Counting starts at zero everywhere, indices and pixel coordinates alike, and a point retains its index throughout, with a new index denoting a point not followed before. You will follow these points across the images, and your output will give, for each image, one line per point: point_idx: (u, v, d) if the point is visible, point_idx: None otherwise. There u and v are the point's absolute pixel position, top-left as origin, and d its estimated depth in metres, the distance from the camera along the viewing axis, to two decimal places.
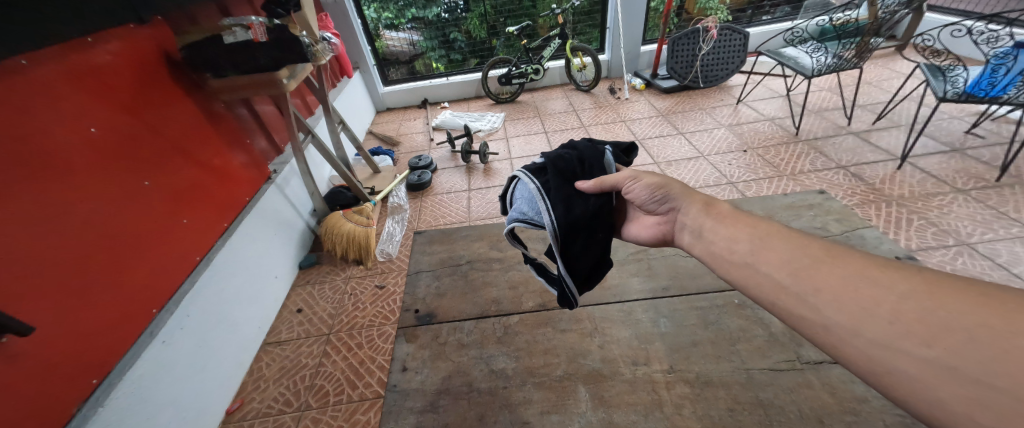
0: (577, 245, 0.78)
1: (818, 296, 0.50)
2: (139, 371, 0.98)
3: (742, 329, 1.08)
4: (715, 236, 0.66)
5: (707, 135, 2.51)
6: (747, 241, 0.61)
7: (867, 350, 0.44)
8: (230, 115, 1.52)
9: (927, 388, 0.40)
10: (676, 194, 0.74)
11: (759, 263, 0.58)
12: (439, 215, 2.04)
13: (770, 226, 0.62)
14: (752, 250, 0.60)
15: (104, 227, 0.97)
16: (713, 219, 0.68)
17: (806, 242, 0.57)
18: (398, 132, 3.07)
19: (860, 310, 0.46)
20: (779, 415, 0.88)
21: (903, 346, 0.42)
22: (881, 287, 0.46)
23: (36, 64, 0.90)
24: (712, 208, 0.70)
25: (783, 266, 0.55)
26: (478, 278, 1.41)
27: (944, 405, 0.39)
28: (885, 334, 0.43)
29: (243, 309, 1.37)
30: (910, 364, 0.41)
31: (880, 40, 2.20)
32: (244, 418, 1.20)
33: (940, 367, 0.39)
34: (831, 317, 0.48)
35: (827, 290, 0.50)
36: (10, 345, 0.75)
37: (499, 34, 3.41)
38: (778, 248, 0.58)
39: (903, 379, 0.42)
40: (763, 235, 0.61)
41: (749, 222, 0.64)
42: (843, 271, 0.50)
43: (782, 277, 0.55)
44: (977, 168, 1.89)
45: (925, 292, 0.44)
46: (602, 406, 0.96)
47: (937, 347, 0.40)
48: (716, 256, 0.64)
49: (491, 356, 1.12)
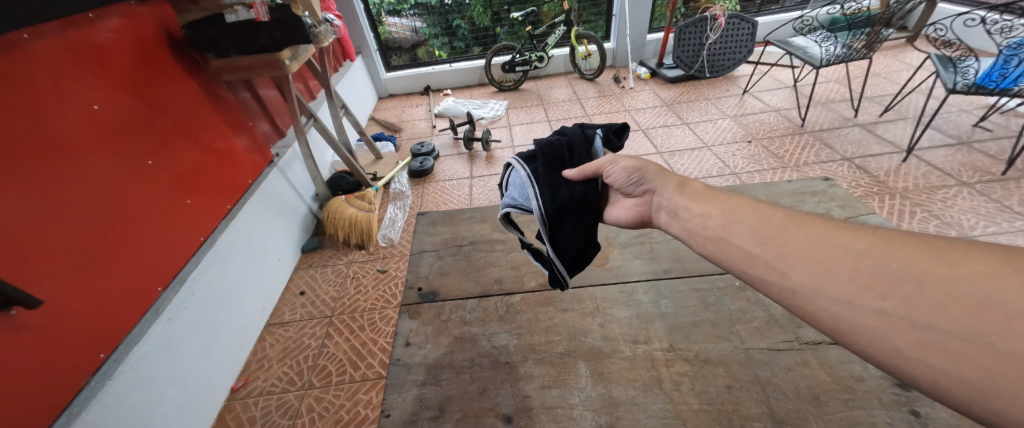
0: (565, 228, 0.79)
1: (784, 261, 0.50)
2: (144, 347, 0.99)
3: (742, 310, 1.08)
4: (689, 214, 0.65)
5: (711, 125, 2.49)
6: (718, 216, 0.61)
7: (830, 308, 0.45)
8: (232, 97, 1.52)
9: (885, 339, 0.41)
10: (652, 176, 0.73)
11: (731, 236, 0.58)
12: (441, 201, 2.05)
13: (739, 199, 0.61)
14: (724, 224, 0.59)
15: (108, 205, 0.97)
16: (687, 198, 0.67)
17: (771, 211, 0.57)
18: (401, 119, 3.06)
19: (820, 269, 0.47)
20: (775, 392, 0.90)
21: (861, 300, 0.42)
22: (837, 246, 0.47)
23: (37, 38, 0.90)
24: (686, 187, 0.69)
25: (752, 236, 0.55)
26: (480, 258, 1.41)
27: (901, 353, 0.40)
28: (844, 291, 0.44)
29: (247, 289, 1.38)
30: (869, 318, 0.42)
31: (891, 30, 2.15)
32: (248, 396, 1.23)
33: (895, 317, 0.40)
34: (797, 281, 0.48)
35: (792, 257, 0.50)
36: (20, 317, 0.76)
37: (502, 20, 3.37)
38: (748, 219, 0.57)
39: (861, 333, 0.42)
40: (734, 209, 0.60)
41: (719, 196, 0.64)
42: (806, 236, 0.50)
43: (751, 247, 0.54)
44: (983, 161, 1.88)
45: (878, 249, 0.44)
46: (602, 382, 0.97)
47: (890, 298, 0.41)
48: (692, 233, 0.64)
49: (493, 333, 1.13)
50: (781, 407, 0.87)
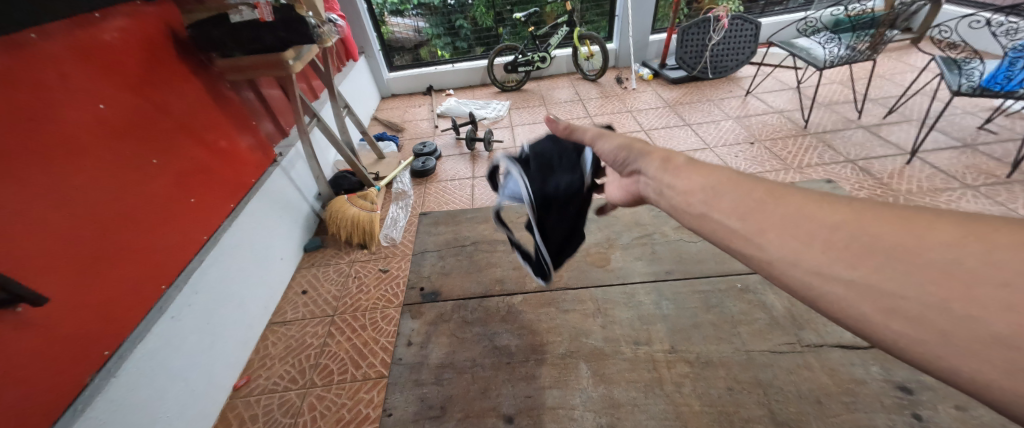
0: (552, 217, 0.83)
1: (762, 235, 0.46)
2: (149, 345, 1.00)
3: (743, 312, 1.08)
4: (672, 192, 0.60)
5: (714, 127, 2.48)
6: (701, 192, 0.55)
7: (803, 279, 0.42)
8: (236, 97, 1.53)
9: (852, 309, 0.39)
10: (636, 155, 0.69)
11: (712, 211, 0.53)
12: (443, 201, 2.06)
13: (722, 173, 0.55)
14: (705, 199, 0.54)
15: (113, 204, 0.98)
16: (670, 176, 0.61)
17: (749, 184, 0.51)
18: (403, 119, 3.06)
19: (796, 242, 0.43)
20: (777, 395, 0.89)
21: (833, 270, 0.40)
22: (812, 219, 0.43)
23: (44, 38, 0.91)
24: (669, 162, 0.63)
25: (732, 210, 0.50)
26: (483, 259, 1.42)
27: (866, 320, 0.38)
28: (817, 262, 0.41)
29: (249, 288, 1.39)
30: (838, 288, 0.39)
31: (896, 32, 2.13)
32: (251, 394, 1.23)
33: (863, 286, 0.38)
34: (774, 253, 0.45)
35: (772, 231, 0.45)
36: (26, 314, 0.77)
37: (505, 21, 3.37)
38: (727, 192, 0.52)
39: (832, 304, 0.40)
40: (716, 183, 0.54)
41: (704, 171, 0.58)
42: (783, 209, 0.46)
43: (730, 222, 0.50)
44: (988, 163, 1.87)
45: (851, 218, 0.41)
46: (603, 383, 0.97)
47: (860, 267, 0.38)
48: (676, 211, 0.58)
49: (495, 333, 1.14)
50: (782, 409, 0.87)
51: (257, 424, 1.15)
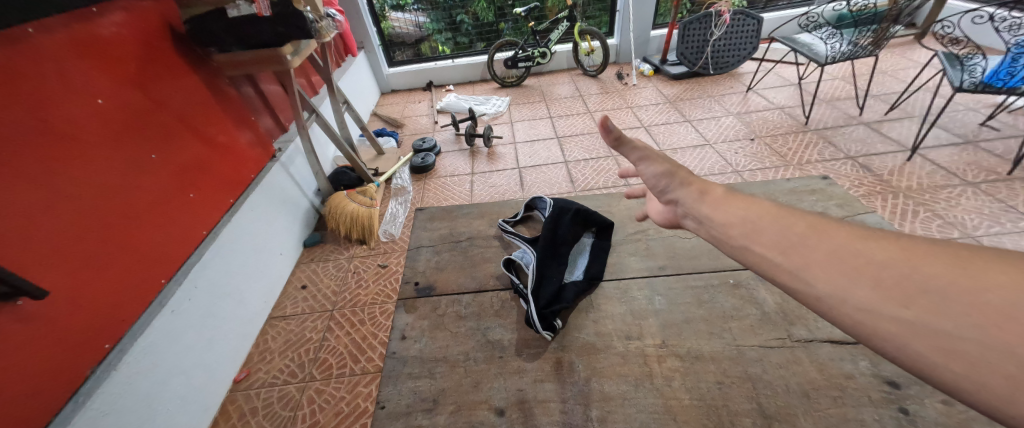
0: (545, 290, 1.13)
1: (806, 270, 0.45)
2: (148, 339, 1.00)
3: (735, 308, 1.08)
4: (711, 223, 0.58)
5: (714, 123, 2.47)
6: (739, 224, 0.54)
7: (854, 316, 0.41)
8: (235, 92, 1.53)
9: (907, 348, 0.38)
10: (676, 185, 0.65)
11: (751, 244, 0.51)
12: (441, 196, 2.07)
13: (760, 203, 0.55)
14: (744, 232, 0.53)
15: (113, 199, 0.99)
16: (710, 207, 0.59)
17: (791, 218, 0.51)
18: (403, 114, 3.06)
19: (844, 276, 0.42)
20: (765, 389, 0.90)
21: (885, 309, 0.39)
22: (860, 258, 0.43)
23: (42, 33, 0.91)
24: (708, 193, 0.61)
25: (773, 243, 0.49)
26: (478, 254, 1.43)
27: (921, 358, 0.37)
28: (868, 299, 0.40)
29: (249, 282, 1.40)
30: (892, 327, 0.39)
31: (900, 28, 2.11)
32: (252, 387, 1.25)
33: (919, 327, 0.37)
34: (820, 289, 0.43)
35: (820, 264, 0.44)
36: (26, 306, 0.78)
37: (506, 16, 3.35)
38: (769, 225, 0.51)
39: (886, 340, 0.39)
40: (755, 216, 0.53)
41: (743, 202, 0.56)
42: (830, 243, 0.45)
43: (770, 254, 0.49)
44: (989, 160, 1.86)
45: (901, 256, 0.41)
46: (594, 377, 0.98)
47: (912, 307, 0.38)
48: (718, 242, 0.56)
49: (489, 328, 1.15)
50: (771, 403, 0.88)
51: (256, 416, 1.16)
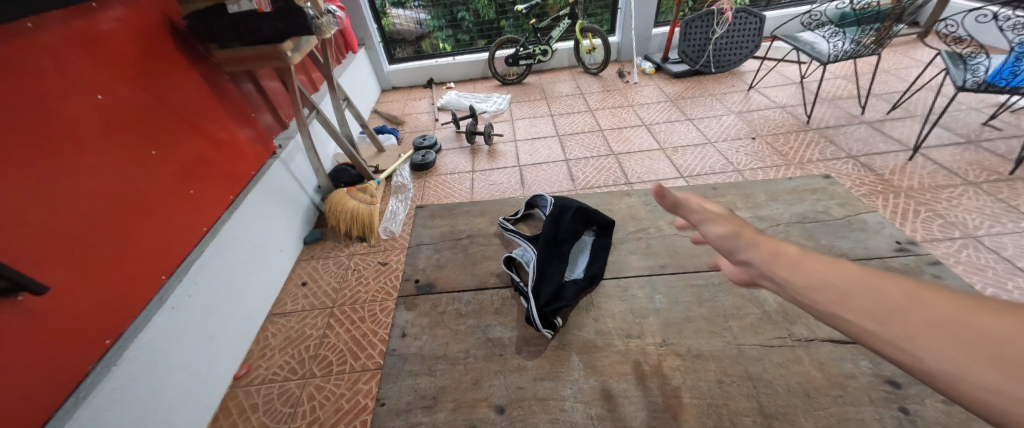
0: (545, 288, 1.13)
1: (913, 342, 0.37)
2: (149, 335, 1.01)
3: (736, 307, 1.08)
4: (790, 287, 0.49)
5: (715, 121, 2.46)
6: (823, 289, 0.45)
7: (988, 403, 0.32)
8: (235, 88, 1.53)
9: None
10: (745, 242, 0.56)
11: (841, 311, 0.43)
12: (442, 194, 2.07)
13: (849, 265, 0.46)
14: (833, 299, 0.44)
15: (112, 196, 0.99)
16: (786, 268, 0.50)
17: (889, 282, 0.42)
18: (404, 112, 3.06)
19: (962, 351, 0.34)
20: (766, 388, 0.90)
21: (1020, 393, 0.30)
22: (975, 331, 0.34)
23: (40, 27, 0.90)
24: (783, 253, 0.52)
25: (867, 309, 0.41)
26: (478, 252, 1.42)
27: None
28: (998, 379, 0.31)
29: (249, 279, 1.40)
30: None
31: (903, 26, 2.10)
32: (252, 383, 1.25)
33: None
34: (934, 363, 0.35)
35: (927, 338, 0.36)
36: (26, 302, 0.78)
37: (507, 13, 3.33)
38: (860, 290, 0.43)
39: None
40: (846, 280, 0.45)
41: (828, 264, 0.48)
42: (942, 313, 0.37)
43: (862, 322, 0.41)
44: (990, 160, 1.85)
45: None
46: (594, 375, 0.98)
47: None
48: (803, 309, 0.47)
49: (489, 325, 1.15)
50: (771, 402, 0.88)
51: (257, 412, 1.17)
